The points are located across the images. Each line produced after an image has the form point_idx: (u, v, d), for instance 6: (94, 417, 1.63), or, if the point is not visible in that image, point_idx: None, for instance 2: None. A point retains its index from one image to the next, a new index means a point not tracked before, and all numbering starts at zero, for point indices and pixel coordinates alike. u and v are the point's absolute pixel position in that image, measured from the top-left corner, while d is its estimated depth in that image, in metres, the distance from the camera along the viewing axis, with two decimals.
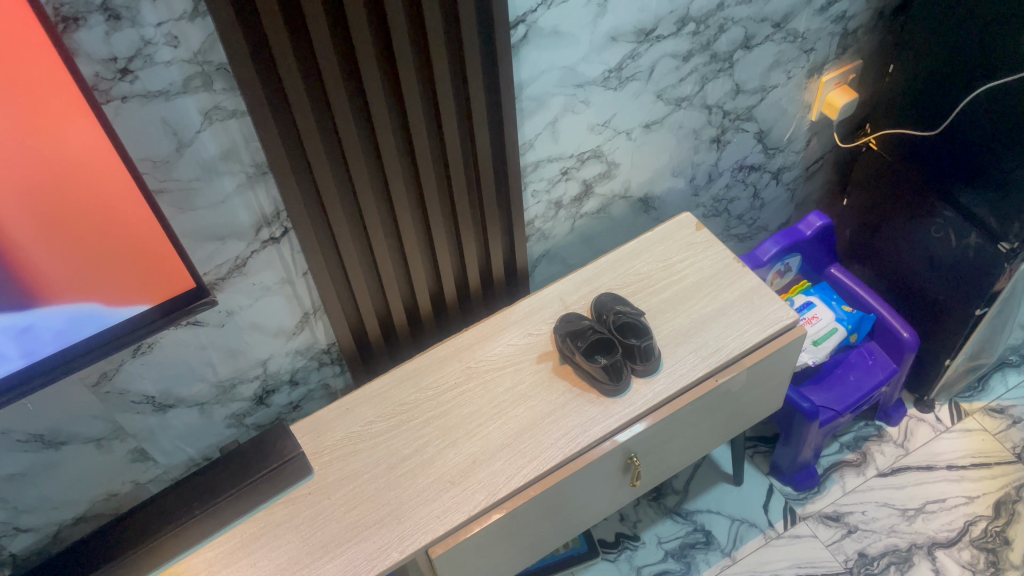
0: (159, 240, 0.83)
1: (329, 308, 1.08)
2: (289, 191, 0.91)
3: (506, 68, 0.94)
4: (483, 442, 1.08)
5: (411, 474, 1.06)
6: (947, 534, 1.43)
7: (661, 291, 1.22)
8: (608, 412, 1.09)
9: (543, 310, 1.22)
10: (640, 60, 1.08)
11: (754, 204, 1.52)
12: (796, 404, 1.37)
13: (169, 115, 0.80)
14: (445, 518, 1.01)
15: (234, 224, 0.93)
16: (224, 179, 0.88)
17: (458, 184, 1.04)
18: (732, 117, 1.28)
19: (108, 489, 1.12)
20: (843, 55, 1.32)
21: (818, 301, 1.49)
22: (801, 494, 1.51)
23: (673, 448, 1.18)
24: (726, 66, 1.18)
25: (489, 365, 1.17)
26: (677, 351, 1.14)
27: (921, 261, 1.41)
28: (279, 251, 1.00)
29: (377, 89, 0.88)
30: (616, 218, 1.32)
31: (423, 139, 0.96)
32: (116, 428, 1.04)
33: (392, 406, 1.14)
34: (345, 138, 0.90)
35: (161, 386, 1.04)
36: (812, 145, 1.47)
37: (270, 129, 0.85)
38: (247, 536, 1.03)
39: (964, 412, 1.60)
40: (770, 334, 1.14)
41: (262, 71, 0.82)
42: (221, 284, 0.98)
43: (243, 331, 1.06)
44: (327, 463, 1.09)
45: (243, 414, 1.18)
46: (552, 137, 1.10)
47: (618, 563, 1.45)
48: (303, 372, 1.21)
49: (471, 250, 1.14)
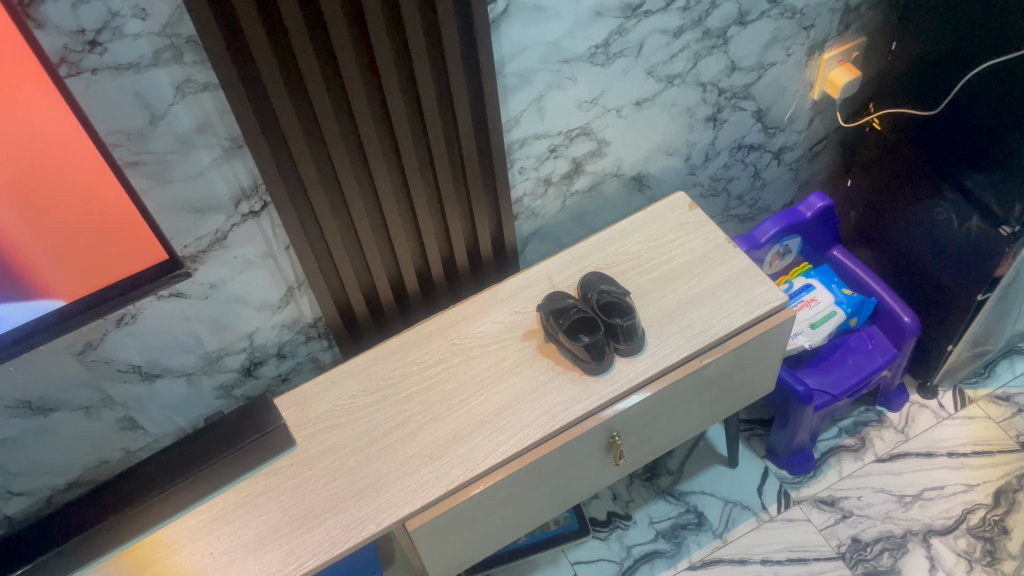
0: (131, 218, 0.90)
1: (314, 282, 1.08)
2: (265, 165, 0.91)
3: (485, 43, 0.93)
4: (463, 418, 1.09)
5: (391, 448, 1.07)
6: (943, 522, 1.41)
7: (649, 272, 1.21)
8: (589, 391, 1.09)
9: (530, 289, 1.22)
10: (628, 36, 1.07)
11: (755, 183, 1.49)
12: (790, 387, 1.36)
13: (141, 88, 0.81)
14: (422, 492, 1.02)
15: (213, 197, 0.94)
16: (200, 152, 0.89)
17: (440, 159, 1.03)
18: (728, 95, 1.26)
19: (99, 456, 1.14)
20: (846, 32, 1.29)
21: (817, 284, 1.46)
22: (796, 478, 1.50)
23: (658, 428, 1.17)
24: (720, 42, 1.16)
25: (474, 342, 1.17)
26: (662, 332, 1.13)
27: (924, 244, 1.39)
28: (260, 225, 1.00)
29: (351, 63, 0.88)
30: (608, 196, 1.31)
31: (402, 113, 0.96)
32: (103, 396, 1.06)
33: (376, 380, 1.14)
34: (320, 112, 0.90)
35: (148, 357, 1.06)
36: (815, 124, 1.44)
37: (243, 103, 0.85)
38: (229, 505, 1.05)
39: (968, 399, 1.56)
40: (758, 316, 1.13)
41: (234, 45, 0.82)
42: (201, 257, 0.99)
43: (228, 305, 1.07)
44: (310, 436, 1.10)
45: (231, 385, 1.19)
46: (538, 113, 1.09)
47: (608, 542, 1.45)
48: (291, 345, 1.21)
49: (456, 226, 1.14)
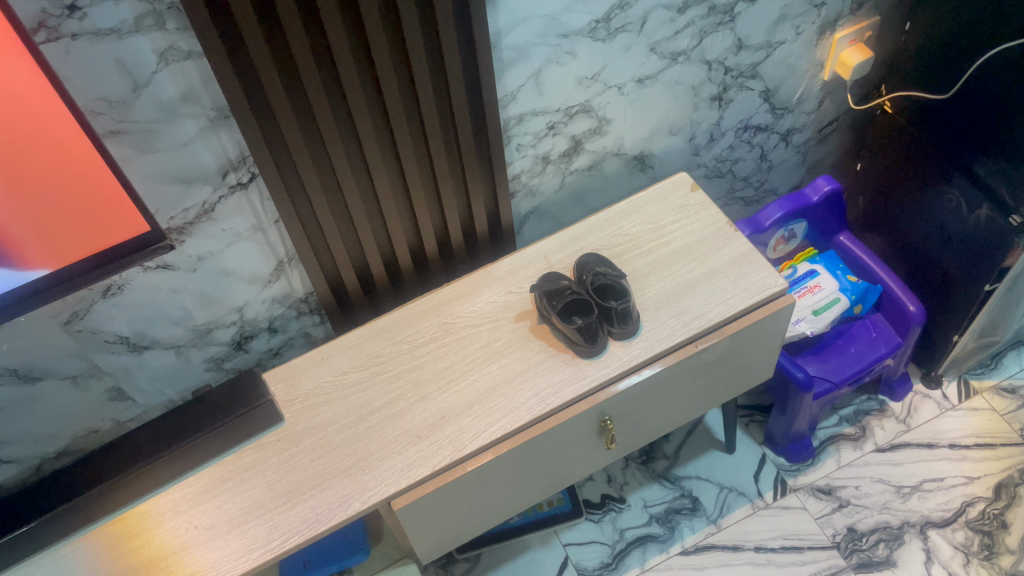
0: (114, 187, 0.84)
1: (303, 255, 1.06)
2: (251, 136, 0.89)
3: (480, 15, 0.90)
4: (453, 398, 1.07)
5: (379, 426, 1.06)
6: (942, 515, 1.39)
7: (647, 254, 1.18)
8: (581, 374, 1.07)
9: (526, 268, 1.19)
10: (630, 10, 1.04)
11: (761, 166, 1.45)
12: (790, 374, 1.34)
13: (123, 54, 0.79)
14: (408, 472, 1.01)
15: (199, 168, 0.92)
16: (185, 122, 0.87)
17: (432, 132, 1.01)
18: (735, 74, 1.22)
19: (88, 426, 1.14)
20: (859, 11, 1.25)
21: (822, 270, 1.43)
22: (793, 466, 1.48)
23: (651, 412, 1.15)
24: (727, 19, 1.13)
25: (467, 322, 1.15)
26: (657, 316, 1.11)
27: (932, 231, 1.35)
28: (247, 197, 0.99)
29: (340, 32, 0.85)
30: (608, 175, 1.28)
31: (392, 85, 0.93)
32: (91, 366, 1.05)
33: (366, 357, 1.13)
34: (308, 82, 0.88)
35: (135, 328, 1.05)
36: (825, 106, 1.40)
37: (228, 72, 0.83)
38: (215, 479, 1.04)
39: (973, 390, 1.54)
40: (756, 302, 1.11)
41: (217, 12, 0.80)
42: (189, 229, 0.97)
43: (217, 277, 1.06)
44: (298, 412, 1.09)
45: (221, 358, 1.18)
46: (536, 89, 1.06)
47: (601, 524, 1.44)
48: (282, 320, 1.19)
49: (450, 201, 1.12)
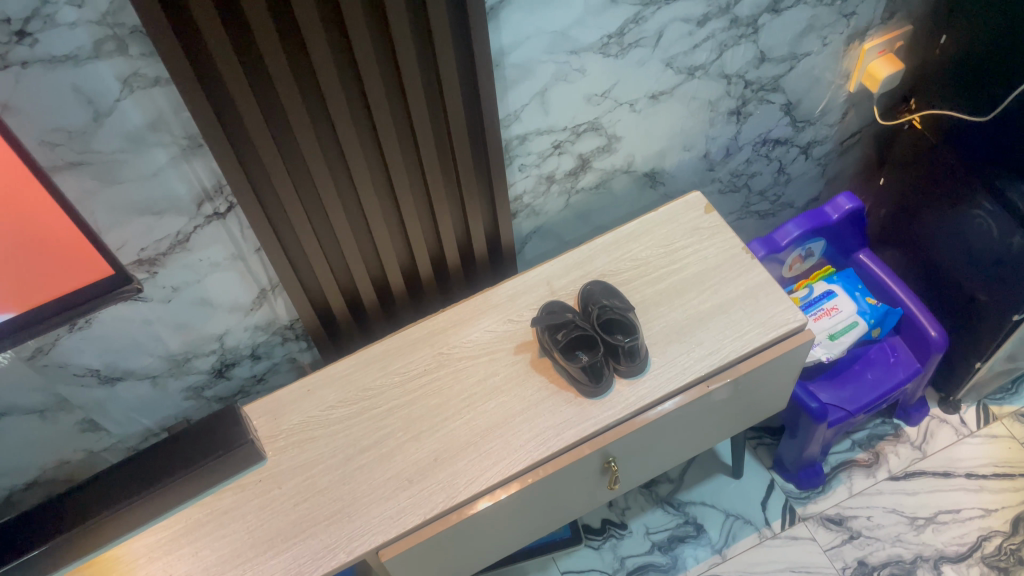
0: (66, 230, 0.74)
1: (288, 285, 0.99)
2: (228, 166, 0.81)
3: (480, 34, 0.82)
4: (447, 439, 1.01)
5: (367, 468, 0.99)
6: (956, 549, 1.33)
7: (656, 282, 1.11)
8: (585, 415, 1.00)
9: (527, 295, 1.12)
10: (645, 25, 0.95)
11: (778, 179, 1.37)
12: (803, 404, 1.27)
13: (82, 82, 0.70)
14: (397, 520, 0.94)
15: (171, 198, 0.84)
16: (154, 151, 0.79)
17: (427, 152, 0.94)
18: (755, 87, 1.14)
19: (59, 457, 1.07)
20: (890, 20, 1.15)
21: (840, 291, 1.36)
22: (803, 493, 1.42)
23: (657, 451, 1.08)
24: (750, 32, 1.04)
25: (463, 353, 1.08)
26: (667, 352, 1.04)
27: (958, 254, 1.27)
28: (226, 226, 0.91)
29: (323, 50, 0.78)
30: (617, 193, 1.20)
31: (382, 105, 0.86)
32: (59, 400, 0.98)
33: (355, 391, 1.06)
34: (288, 103, 0.80)
35: (106, 360, 0.97)
36: (848, 118, 1.31)
37: (199, 101, 0.74)
38: (191, 522, 0.98)
39: (992, 416, 1.47)
40: (773, 338, 1.03)
41: (183, 33, 0.72)
42: (161, 260, 0.89)
43: (194, 307, 0.98)
44: (281, 450, 1.02)
45: (201, 387, 1.11)
46: (541, 108, 0.98)
47: (601, 551, 1.39)
48: (266, 346, 1.12)
49: (446, 223, 1.04)
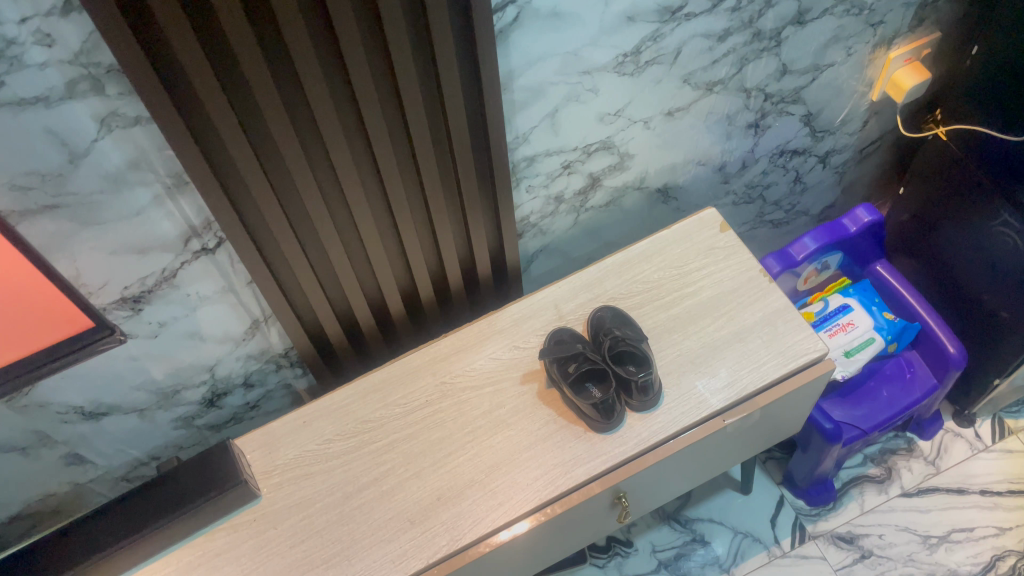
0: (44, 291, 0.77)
1: (282, 316, 0.93)
2: (216, 204, 0.75)
3: (488, 60, 0.76)
4: (450, 476, 0.96)
5: (366, 507, 0.95)
6: (970, 569, 1.30)
7: (669, 306, 1.05)
8: (595, 451, 0.95)
9: (533, 319, 1.07)
10: (664, 42, 0.88)
11: (794, 189, 1.31)
12: (817, 425, 1.22)
13: (55, 124, 0.64)
14: (399, 564, 0.90)
15: (155, 236, 0.78)
16: (136, 190, 0.73)
17: (428, 176, 0.88)
18: (775, 100, 1.08)
19: (43, 490, 1.02)
20: (918, 28, 1.09)
21: (856, 305, 1.30)
22: (813, 510, 1.38)
23: (669, 483, 1.04)
24: (772, 45, 0.97)
25: (467, 383, 1.03)
26: (681, 384, 0.99)
27: (980, 270, 1.22)
28: (215, 261, 0.85)
29: (316, 76, 0.72)
30: (627, 210, 1.14)
31: (380, 129, 0.80)
32: (42, 437, 0.93)
33: (354, 423, 1.01)
34: (279, 133, 0.74)
35: (90, 397, 0.92)
36: (869, 126, 1.25)
37: (184, 140, 0.68)
38: (183, 565, 0.94)
39: (1007, 430, 1.43)
40: (792, 369, 0.98)
41: (164, 68, 0.66)
42: (147, 297, 0.84)
43: (183, 340, 0.93)
44: (277, 487, 0.97)
45: (191, 416, 1.06)
46: (551, 129, 0.92)
47: (606, 570, 1.36)
48: (259, 374, 1.07)
49: (449, 246, 0.99)
